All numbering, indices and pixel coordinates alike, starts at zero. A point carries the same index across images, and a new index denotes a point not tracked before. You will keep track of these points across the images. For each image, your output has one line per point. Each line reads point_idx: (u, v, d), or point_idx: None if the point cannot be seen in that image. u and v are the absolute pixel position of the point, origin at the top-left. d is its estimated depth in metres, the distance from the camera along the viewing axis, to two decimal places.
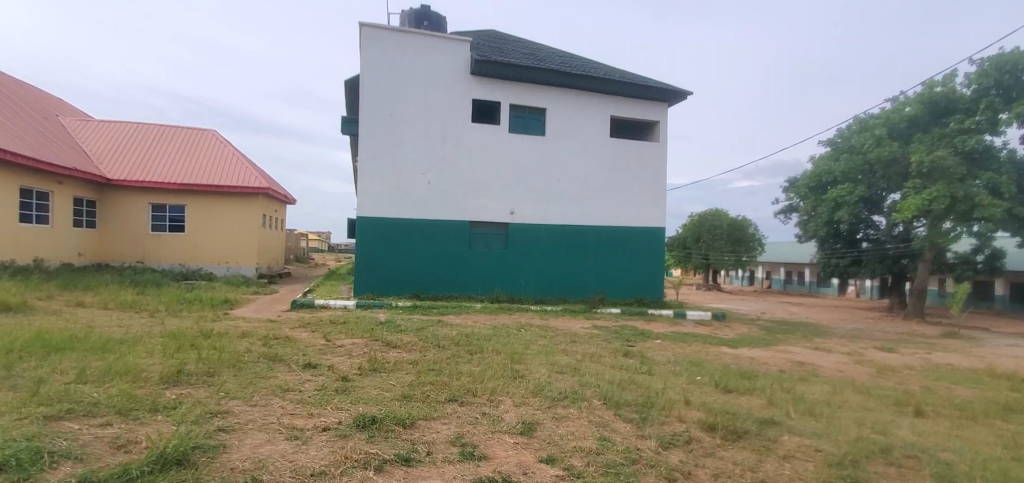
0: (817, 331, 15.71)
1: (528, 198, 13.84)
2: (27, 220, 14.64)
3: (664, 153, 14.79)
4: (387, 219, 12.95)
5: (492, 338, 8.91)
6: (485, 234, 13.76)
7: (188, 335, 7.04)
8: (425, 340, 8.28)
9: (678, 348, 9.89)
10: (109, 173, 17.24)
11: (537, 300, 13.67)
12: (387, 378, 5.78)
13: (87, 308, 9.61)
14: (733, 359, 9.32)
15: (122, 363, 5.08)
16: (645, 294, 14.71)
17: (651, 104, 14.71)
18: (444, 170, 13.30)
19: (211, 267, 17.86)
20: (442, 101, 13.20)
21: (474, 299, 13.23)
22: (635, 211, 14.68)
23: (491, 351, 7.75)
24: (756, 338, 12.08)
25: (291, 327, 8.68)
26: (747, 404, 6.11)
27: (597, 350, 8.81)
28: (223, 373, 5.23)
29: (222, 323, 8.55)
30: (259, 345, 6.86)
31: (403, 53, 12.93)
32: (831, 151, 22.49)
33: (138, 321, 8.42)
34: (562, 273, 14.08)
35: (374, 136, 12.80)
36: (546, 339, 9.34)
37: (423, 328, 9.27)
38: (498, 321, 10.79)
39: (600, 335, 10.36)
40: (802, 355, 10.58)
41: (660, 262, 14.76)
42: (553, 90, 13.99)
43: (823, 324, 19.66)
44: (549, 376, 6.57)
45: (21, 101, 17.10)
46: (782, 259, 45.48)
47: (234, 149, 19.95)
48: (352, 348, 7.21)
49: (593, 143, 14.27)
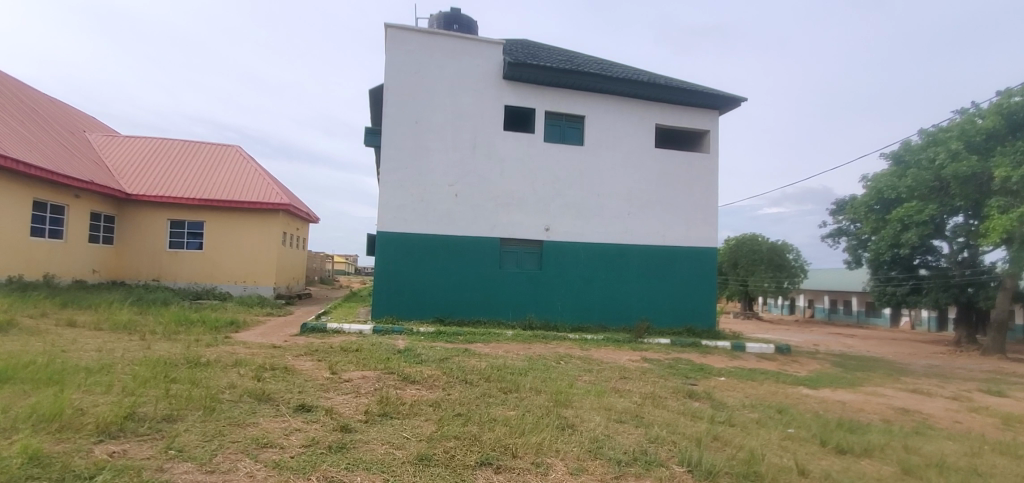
0: (895, 368, 13.73)
1: (565, 212, 12.53)
2: (39, 234, 14.00)
3: (715, 166, 13.34)
4: (411, 235, 11.78)
5: (529, 372, 7.50)
6: (517, 252, 12.44)
7: (168, 364, 5.89)
8: (449, 374, 6.91)
9: (751, 391, 8.24)
10: (130, 188, 16.73)
11: (575, 328, 12.20)
12: (399, 428, 4.42)
13: (76, 329, 8.58)
14: (822, 408, 7.67)
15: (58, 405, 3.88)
16: (695, 323, 13.06)
17: (700, 112, 13.35)
18: (473, 182, 12.12)
19: (227, 286, 16.99)
20: (472, 108, 12.13)
21: (505, 325, 11.85)
22: (684, 229, 13.18)
23: (529, 390, 6.34)
24: (834, 377, 10.32)
25: (295, 355, 7.44)
26: (880, 475, 4.58)
27: (655, 389, 7.32)
28: (186, 420, 4.01)
29: (216, 349, 7.38)
30: (248, 378, 5.62)
31: (431, 56, 11.96)
32: (895, 168, 20.69)
33: (122, 344, 7.35)
34: (601, 296, 12.61)
35: (398, 145, 11.78)
36: (591, 374, 7.91)
37: (447, 359, 7.93)
38: (534, 352, 9.37)
39: (654, 370, 8.80)
40: (898, 401, 8.82)
41: (710, 286, 13.15)
42: (593, 96, 12.79)
43: (891, 359, 17.52)
44: (607, 427, 5.10)
45: (47, 116, 16.85)
46: (826, 287, 42.77)
47: (257, 165, 19.33)
48: (361, 383, 5.91)
49: (636, 154, 12.95)
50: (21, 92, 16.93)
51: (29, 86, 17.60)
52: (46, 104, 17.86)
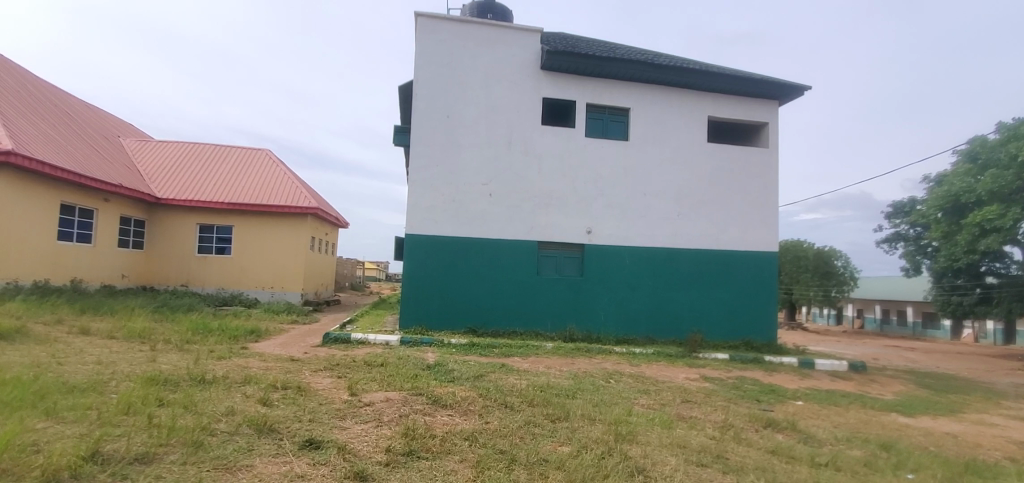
0: (984, 389, 12.10)
1: (608, 213, 11.48)
2: (67, 237, 13.78)
3: (776, 162, 12.09)
4: (441, 238, 10.92)
5: (578, 394, 6.49)
6: (556, 257, 11.43)
7: (166, 386, 5.11)
8: (486, 395, 5.94)
9: (840, 420, 7.00)
10: (160, 192, 16.51)
11: (620, 341, 11.10)
12: (427, 477, 3.48)
13: (87, 338, 8.04)
14: (932, 446, 6.39)
15: (4, 452, 3.08)
16: (753, 336, 11.76)
17: (758, 103, 12.14)
18: (509, 181, 11.20)
19: (254, 292, 16.54)
20: (507, 101, 11.24)
21: (543, 338, 10.83)
22: (740, 231, 11.93)
23: (582, 419, 5.30)
24: (927, 402, 8.93)
25: (313, 371, 6.63)
26: None
27: (729, 417, 6.21)
28: (162, 467, 3.18)
29: (227, 363, 6.63)
30: (252, 402, 4.79)
31: (464, 46, 11.15)
32: (969, 167, 18.89)
33: (127, 357, 6.67)
34: (648, 306, 11.47)
35: (428, 141, 10.98)
36: (649, 396, 6.83)
37: (482, 377, 6.98)
38: (579, 368, 8.35)
39: (719, 392, 7.66)
40: (1016, 432, 7.42)
41: (770, 295, 11.85)
42: (638, 88, 11.73)
43: (970, 376, 15.67)
44: (689, 474, 4.05)
45: (81, 120, 16.83)
46: (879, 295, 40.02)
47: (286, 168, 18.92)
48: (383, 408, 5.02)
49: (687, 150, 11.82)
50: (57, 97, 16.97)
51: (65, 91, 17.67)
52: (82, 109, 17.90)
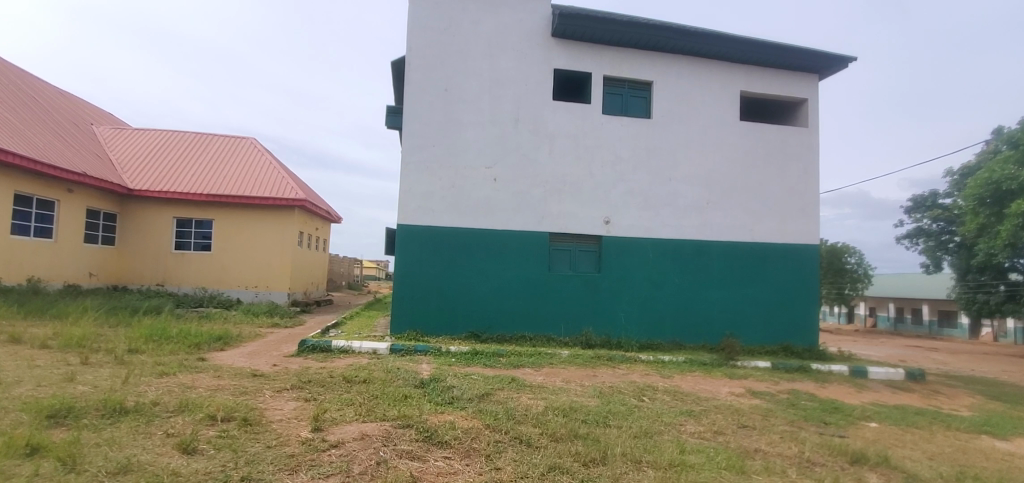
0: None
1: (629, 201, 10.12)
2: (25, 232, 12.44)
3: (816, 143, 10.73)
4: (440, 229, 9.56)
5: (610, 420, 5.12)
6: (570, 251, 10.04)
7: (51, 425, 3.71)
8: (494, 425, 4.58)
9: (932, 448, 5.63)
10: (132, 182, 15.14)
11: (643, 346, 9.74)
12: None
13: (13, 348, 6.67)
14: None
15: None
16: (792, 340, 10.39)
17: (796, 78, 10.78)
18: (516, 164, 9.82)
19: (237, 292, 15.18)
20: (514, 73, 9.86)
21: (555, 343, 9.49)
22: (777, 222, 10.54)
23: (625, 463, 3.93)
24: (1011, 419, 7.54)
25: (275, 391, 5.24)
26: None
27: (805, 451, 4.83)
28: None
29: (167, 381, 5.25)
30: (171, 447, 3.43)
31: (463, 10, 9.76)
32: (1010, 154, 17.43)
33: (42, 375, 5.30)
34: (674, 306, 10.10)
35: (424, 118, 9.61)
36: (698, 421, 5.45)
37: (488, 396, 5.61)
38: (602, 382, 7.00)
39: (776, 412, 6.28)
40: None
41: (809, 293, 10.49)
42: (662, 59, 10.34)
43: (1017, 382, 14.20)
44: None
45: (48, 105, 15.46)
46: (892, 293, 38.56)
47: (272, 157, 17.53)
48: (356, 451, 3.66)
49: (717, 129, 10.44)
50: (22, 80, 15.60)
51: (34, 75, 16.27)
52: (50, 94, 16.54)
